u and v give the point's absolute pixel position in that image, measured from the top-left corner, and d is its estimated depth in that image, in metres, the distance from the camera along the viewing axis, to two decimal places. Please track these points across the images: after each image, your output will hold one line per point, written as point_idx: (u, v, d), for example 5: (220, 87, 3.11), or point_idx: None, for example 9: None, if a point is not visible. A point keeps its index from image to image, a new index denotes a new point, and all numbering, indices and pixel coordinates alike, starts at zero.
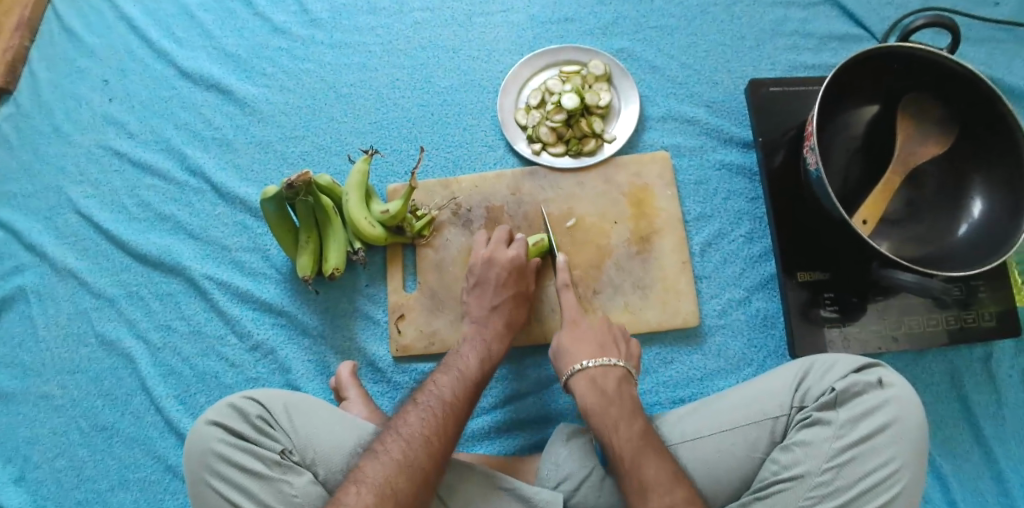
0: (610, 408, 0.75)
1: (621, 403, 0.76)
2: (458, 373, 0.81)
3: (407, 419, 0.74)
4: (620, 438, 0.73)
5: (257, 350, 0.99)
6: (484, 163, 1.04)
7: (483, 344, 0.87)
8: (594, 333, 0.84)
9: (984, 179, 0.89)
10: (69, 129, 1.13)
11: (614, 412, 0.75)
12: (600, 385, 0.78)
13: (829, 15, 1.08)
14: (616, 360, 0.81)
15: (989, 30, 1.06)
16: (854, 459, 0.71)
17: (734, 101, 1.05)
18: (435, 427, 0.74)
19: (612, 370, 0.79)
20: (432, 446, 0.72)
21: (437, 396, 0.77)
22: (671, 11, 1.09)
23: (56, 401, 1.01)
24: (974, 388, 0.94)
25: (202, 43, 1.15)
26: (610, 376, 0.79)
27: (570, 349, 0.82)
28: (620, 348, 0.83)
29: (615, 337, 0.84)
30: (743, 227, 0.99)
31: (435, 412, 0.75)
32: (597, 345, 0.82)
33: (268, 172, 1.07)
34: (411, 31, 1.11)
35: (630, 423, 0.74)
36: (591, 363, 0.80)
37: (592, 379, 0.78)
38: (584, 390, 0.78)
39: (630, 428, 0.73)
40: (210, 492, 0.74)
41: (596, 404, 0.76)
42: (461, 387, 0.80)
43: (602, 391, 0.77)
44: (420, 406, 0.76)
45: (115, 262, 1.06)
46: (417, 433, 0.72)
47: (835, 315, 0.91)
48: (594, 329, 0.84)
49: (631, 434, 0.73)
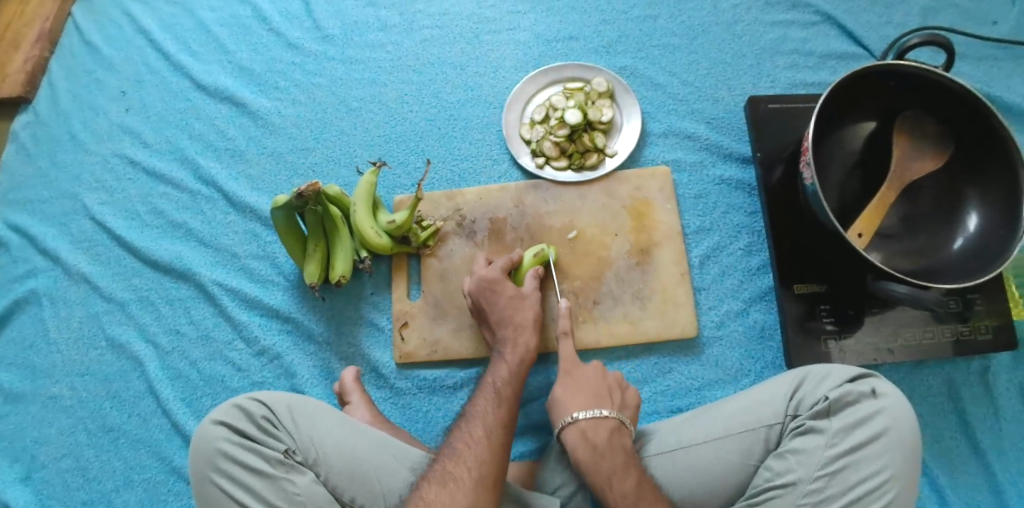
0: (603, 463, 0.75)
1: (612, 457, 0.75)
2: (491, 394, 0.81)
3: (451, 453, 0.74)
4: (615, 495, 0.72)
5: (263, 355, 1.02)
6: (489, 176, 1.06)
7: (509, 363, 0.86)
8: (585, 387, 0.83)
9: (979, 191, 0.90)
10: (86, 138, 1.17)
11: (606, 466, 0.75)
12: (591, 439, 0.77)
13: (828, 34, 1.10)
14: (607, 411, 0.80)
15: (986, 49, 1.08)
16: (846, 467, 0.72)
17: (734, 118, 1.07)
18: (481, 455, 0.73)
19: (604, 421, 0.79)
20: (480, 476, 0.71)
21: (476, 422, 0.77)
22: (673, 29, 1.12)
23: (65, 402, 1.04)
24: (972, 402, 0.94)
25: (217, 57, 1.19)
26: (602, 428, 0.78)
27: (564, 401, 0.82)
28: (614, 399, 0.83)
29: (609, 388, 0.84)
30: (741, 240, 1.01)
31: (477, 441, 0.75)
32: (591, 397, 0.82)
33: (278, 182, 1.10)
34: (420, 48, 1.15)
35: (623, 477, 0.73)
36: (582, 416, 0.79)
37: (583, 432, 0.78)
38: (575, 443, 0.78)
39: (627, 482, 0.73)
40: (214, 490, 0.76)
41: (589, 460, 0.76)
42: (500, 409, 0.79)
43: (594, 445, 0.77)
44: (463, 436, 0.76)
45: (127, 267, 1.09)
46: (462, 465, 0.72)
47: (832, 327, 0.92)
48: (589, 382, 0.84)
49: (625, 490, 0.72)
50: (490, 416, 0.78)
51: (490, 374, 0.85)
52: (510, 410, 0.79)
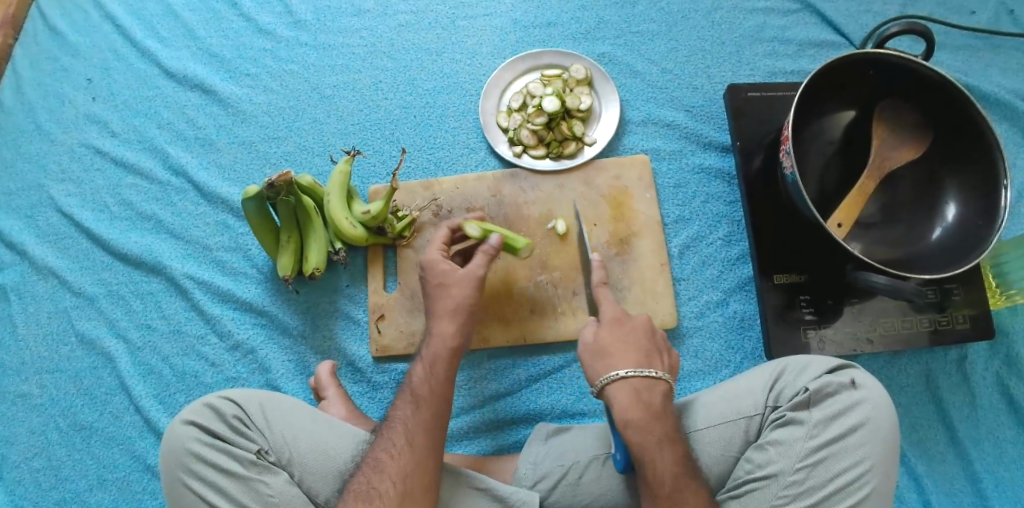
0: (655, 428, 0.71)
1: (665, 422, 0.72)
2: (408, 396, 0.78)
3: (374, 464, 0.73)
4: (662, 462, 0.70)
5: (237, 350, 0.99)
6: (466, 165, 1.04)
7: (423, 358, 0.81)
8: (634, 339, 0.78)
9: (958, 180, 0.90)
10: (52, 128, 1.13)
11: (657, 432, 0.71)
12: (644, 399, 0.73)
13: (808, 22, 1.09)
14: (659, 371, 0.75)
15: (964, 38, 1.08)
16: (827, 459, 0.71)
17: (713, 106, 1.06)
18: (404, 466, 0.72)
19: (657, 382, 0.75)
20: (406, 489, 0.71)
21: (397, 430, 0.75)
22: (652, 16, 1.10)
23: (35, 401, 1.01)
24: (949, 390, 0.95)
25: (186, 42, 1.15)
26: (655, 391, 0.74)
27: (611, 354, 0.76)
28: (663, 358, 0.78)
29: (658, 347, 0.79)
30: (721, 230, 1.00)
31: (400, 451, 0.73)
32: (643, 355, 0.76)
33: (250, 172, 1.08)
34: (395, 34, 1.12)
35: (671, 445, 0.71)
36: (633, 373, 0.74)
37: (636, 392, 0.73)
38: (624, 405, 0.73)
39: (672, 453, 0.71)
40: (186, 492, 0.74)
41: (642, 422, 0.72)
42: (417, 412, 0.76)
43: (647, 406, 0.73)
44: (384, 446, 0.74)
45: (96, 260, 1.06)
46: (386, 479, 0.71)
47: (812, 317, 0.92)
48: (637, 334, 0.78)
49: (671, 458, 0.71)
50: (409, 420, 0.75)
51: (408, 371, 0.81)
52: (434, 409, 0.76)
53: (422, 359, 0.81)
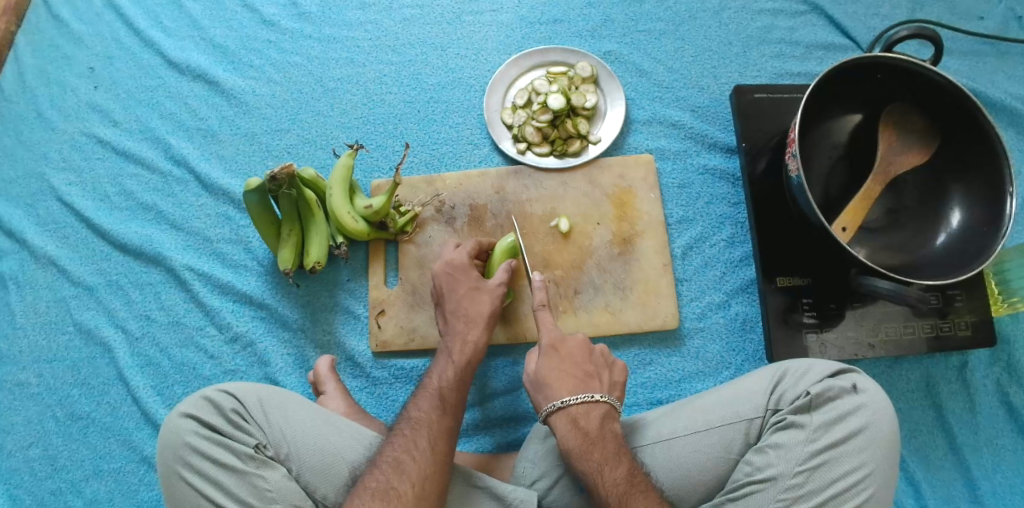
0: (594, 453, 0.73)
1: (604, 445, 0.73)
2: (435, 399, 0.79)
3: (393, 463, 0.72)
4: (606, 482, 0.71)
5: (236, 342, 0.99)
6: (469, 161, 1.04)
7: (454, 361, 0.83)
8: (573, 365, 0.80)
9: (964, 187, 0.90)
10: (53, 116, 1.12)
11: (597, 455, 0.72)
12: (582, 426, 0.75)
13: (816, 24, 1.09)
14: (598, 395, 0.77)
15: (972, 44, 1.07)
16: (826, 463, 0.71)
17: (719, 106, 1.05)
18: (424, 468, 0.72)
19: (596, 406, 0.76)
20: (423, 491, 0.71)
21: (419, 431, 0.75)
22: (659, 15, 1.09)
23: (32, 390, 1.01)
24: (949, 396, 0.95)
25: (190, 32, 1.15)
26: (593, 413, 0.76)
27: (549, 382, 0.78)
28: (602, 378, 0.80)
29: (598, 367, 0.81)
30: (724, 231, 0.99)
31: (422, 453, 0.73)
32: (580, 377, 0.79)
33: (252, 164, 1.07)
34: (400, 28, 1.11)
35: (615, 465, 0.72)
36: (571, 400, 0.76)
37: (573, 419, 0.75)
38: (564, 430, 0.75)
39: (619, 471, 0.71)
40: (183, 486, 0.73)
41: (580, 447, 0.73)
42: (444, 416, 0.77)
43: (584, 433, 0.74)
44: (404, 445, 0.74)
45: (96, 250, 1.06)
46: (406, 479, 0.71)
47: (814, 321, 0.91)
48: (576, 359, 0.80)
49: (616, 476, 0.71)
50: (435, 424, 0.76)
51: (434, 374, 0.82)
52: (455, 415, 0.78)
53: (448, 365, 0.83)
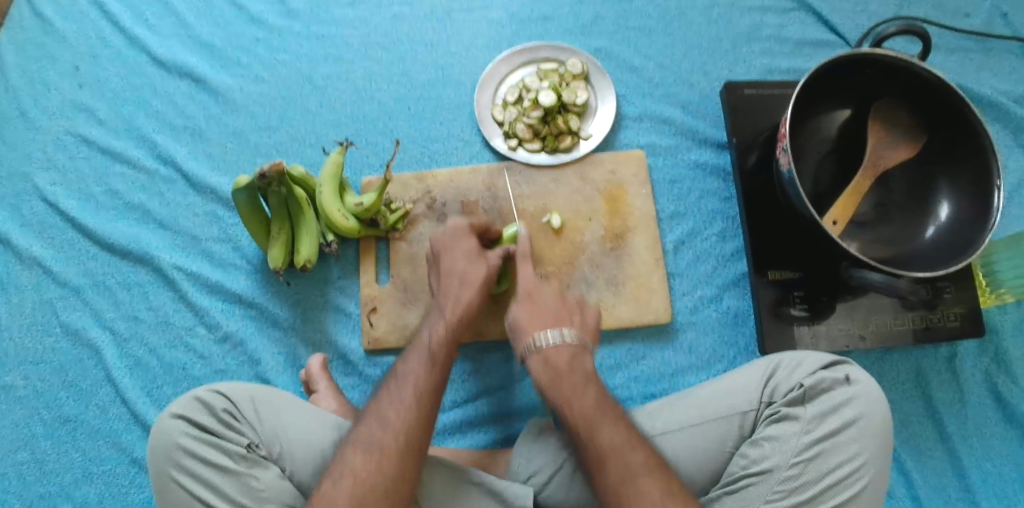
0: (563, 385, 0.73)
1: (571, 377, 0.74)
2: (424, 353, 0.76)
3: (379, 418, 0.71)
4: (575, 411, 0.71)
5: (225, 342, 0.98)
6: (461, 158, 1.03)
7: (445, 317, 0.80)
8: (545, 308, 0.80)
9: (952, 181, 0.90)
10: (37, 115, 1.11)
11: (565, 387, 0.73)
12: (552, 362, 0.75)
13: (804, 21, 1.09)
14: (570, 334, 0.77)
15: (957, 39, 1.08)
16: (821, 454, 0.71)
17: (710, 102, 1.06)
18: (409, 421, 0.70)
19: (568, 345, 0.76)
20: (409, 444, 0.69)
21: (406, 385, 0.73)
22: (648, 12, 1.10)
23: (17, 393, 0.99)
24: (939, 386, 0.95)
25: (176, 30, 1.14)
26: (564, 352, 0.76)
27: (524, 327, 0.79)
28: (574, 319, 0.80)
29: (570, 308, 0.81)
30: (716, 226, 1.00)
31: (407, 405, 0.71)
32: (552, 318, 0.79)
33: (241, 163, 1.06)
34: (390, 25, 1.11)
35: (583, 395, 0.72)
36: (543, 338, 0.76)
37: (545, 357, 0.76)
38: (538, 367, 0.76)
39: (587, 400, 0.72)
40: (175, 487, 0.72)
41: (549, 382, 0.74)
42: (432, 371, 0.75)
43: (555, 368, 0.75)
44: (390, 400, 0.72)
45: (82, 250, 1.04)
46: (391, 432, 0.69)
47: (805, 314, 0.92)
48: (547, 304, 0.81)
49: (584, 405, 0.72)
50: (421, 379, 0.74)
51: (424, 331, 0.80)
52: (444, 371, 0.76)
53: (438, 321, 0.80)
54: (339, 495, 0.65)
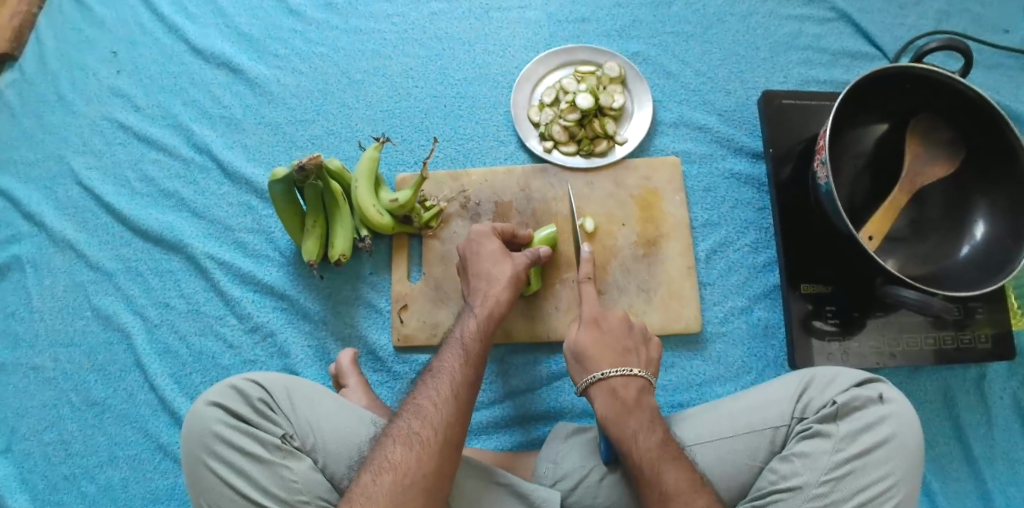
0: (630, 420, 0.73)
1: (639, 413, 0.74)
2: (458, 350, 0.77)
3: (416, 410, 0.71)
4: (641, 448, 0.71)
5: (255, 332, 0.99)
6: (495, 158, 1.04)
7: (478, 315, 0.81)
8: (612, 338, 0.80)
9: (990, 201, 0.90)
10: (74, 100, 1.12)
11: (632, 422, 0.73)
12: (620, 397, 0.75)
13: (843, 32, 1.09)
14: (636, 369, 0.77)
15: (997, 56, 1.07)
16: (852, 472, 0.71)
17: (747, 111, 1.05)
18: (447, 416, 0.71)
19: (632, 378, 0.77)
20: (446, 439, 0.69)
21: (442, 380, 0.74)
22: (687, 17, 1.10)
23: (47, 374, 1.00)
24: (966, 406, 0.95)
25: (214, 20, 1.14)
26: (631, 386, 0.76)
27: (591, 354, 0.79)
28: (639, 355, 0.80)
29: (636, 341, 0.81)
30: (748, 236, 0.99)
31: (444, 400, 0.72)
32: (618, 350, 0.79)
33: (276, 155, 1.07)
34: (427, 22, 1.11)
35: (649, 433, 0.72)
36: (612, 372, 0.76)
37: (612, 391, 0.76)
38: (603, 399, 0.76)
39: (653, 436, 0.72)
40: (208, 474, 0.73)
41: (616, 417, 0.74)
42: (468, 366, 0.75)
43: (622, 403, 0.75)
44: (428, 394, 0.73)
45: (115, 236, 1.05)
46: (428, 425, 0.70)
47: (835, 328, 0.92)
48: (615, 334, 0.80)
49: (650, 443, 0.72)
50: (457, 375, 0.74)
51: (457, 327, 0.81)
52: (478, 366, 0.76)
53: (472, 317, 0.81)
54: (380, 488, 0.65)
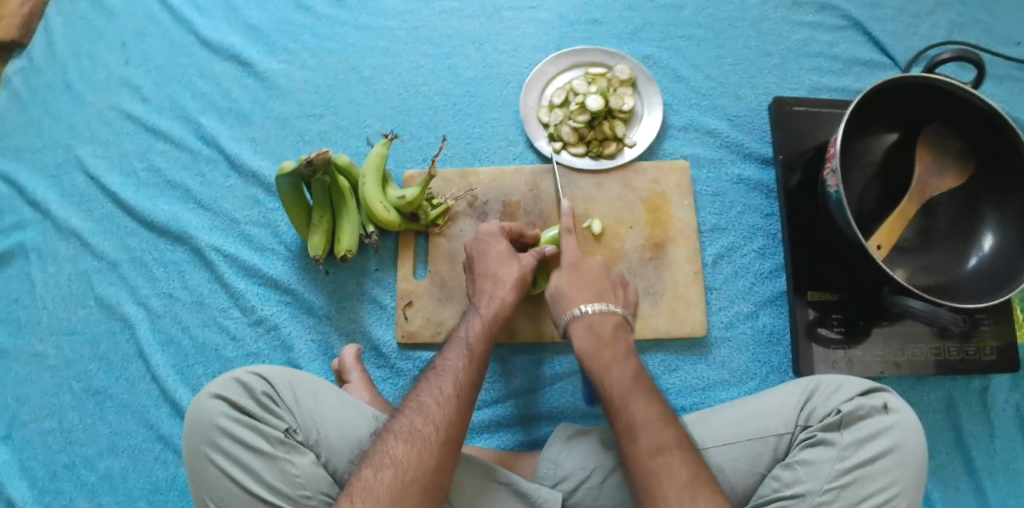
0: (605, 352, 0.76)
1: (615, 347, 0.77)
2: (463, 348, 0.76)
3: (419, 408, 0.71)
4: (613, 379, 0.74)
5: (259, 325, 0.98)
6: (503, 157, 1.03)
7: (483, 314, 0.80)
8: (592, 278, 0.84)
9: (998, 212, 0.90)
10: (83, 89, 1.12)
11: (606, 355, 0.76)
12: (596, 330, 0.78)
13: (855, 40, 1.08)
14: (613, 306, 0.81)
15: (1009, 68, 1.07)
16: (856, 481, 0.71)
17: (757, 117, 1.05)
18: (449, 415, 0.70)
19: (609, 313, 0.80)
20: (447, 437, 0.69)
21: (445, 378, 0.73)
22: (699, 22, 1.09)
23: (49, 362, 1.00)
24: (969, 418, 0.95)
25: (225, 12, 1.14)
26: (608, 322, 0.79)
27: (571, 293, 0.82)
28: (617, 295, 0.84)
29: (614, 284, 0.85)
30: (756, 242, 0.99)
31: (448, 399, 0.71)
32: (595, 290, 0.82)
33: (284, 148, 1.07)
34: (439, 19, 1.11)
35: (622, 364, 0.75)
36: (590, 309, 0.80)
37: (590, 325, 0.79)
38: (581, 336, 0.79)
39: (625, 366, 0.75)
40: (210, 467, 0.73)
41: (592, 350, 0.77)
42: (471, 365, 0.75)
43: (598, 337, 0.78)
44: (430, 391, 0.72)
45: (120, 225, 1.05)
46: (430, 422, 0.69)
47: (841, 336, 0.92)
48: (593, 276, 0.84)
49: (622, 374, 0.74)
50: (460, 373, 0.74)
51: (462, 325, 0.80)
52: (481, 366, 0.76)
53: (478, 316, 0.81)
54: (380, 484, 0.65)
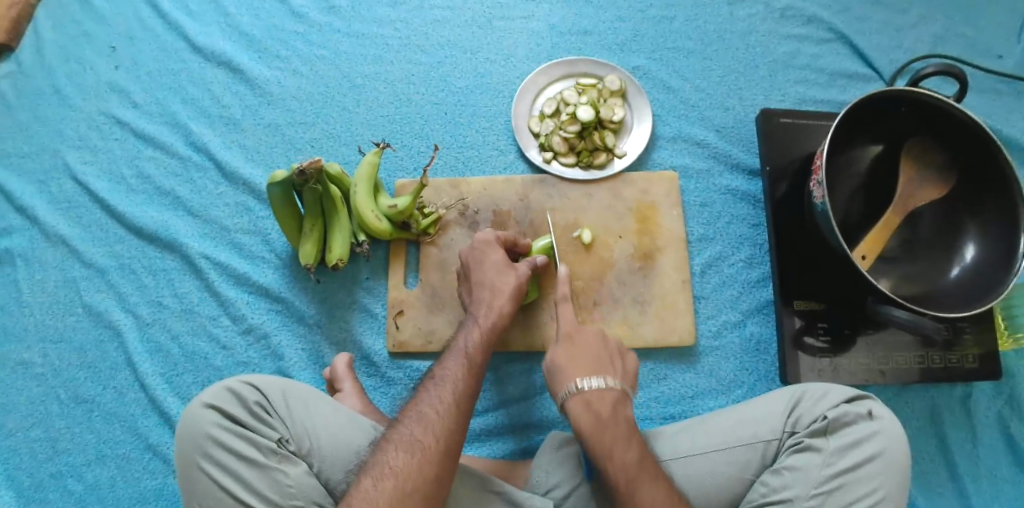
0: (607, 433, 0.73)
1: (615, 427, 0.73)
2: (460, 357, 0.77)
3: (418, 417, 0.71)
4: (616, 465, 0.71)
5: (249, 334, 0.98)
6: (494, 167, 1.04)
7: (478, 324, 0.81)
8: (588, 350, 0.80)
9: (980, 223, 0.91)
10: (71, 94, 1.11)
11: (607, 437, 0.72)
12: (596, 408, 0.75)
13: (840, 52, 1.10)
14: (611, 381, 0.77)
15: (991, 81, 1.09)
16: (841, 487, 0.72)
17: (744, 128, 1.07)
18: (447, 423, 0.71)
19: (608, 390, 0.76)
20: (445, 447, 0.69)
21: (442, 387, 0.74)
22: (688, 33, 1.11)
23: (36, 370, 0.99)
24: (952, 425, 0.96)
25: (216, 18, 1.14)
26: (607, 399, 0.75)
27: (567, 368, 0.78)
28: (617, 366, 0.80)
29: (612, 353, 0.81)
30: (743, 251, 1.01)
31: (445, 407, 0.72)
32: (592, 360, 0.79)
33: (275, 155, 1.07)
34: (430, 28, 1.12)
35: (626, 447, 0.72)
36: (588, 385, 0.76)
37: (589, 403, 0.75)
38: (581, 415, 0.75)
39: (631, 450, 0.72)
40: (202, 477, 0.72)
41: (593, 429, 0.73)
42: (467, 375, 0.75)
43: (597, 416, 0.74)
44: (428, 400, 0.73)
45: (109, 232, 1.05)
46: (429, 431, 0.70)
47: (827, 345, 0.93)
48: (590, 348, 0.80)
49: (626, 459, 0.71)
50: (458, 382, 0.74)
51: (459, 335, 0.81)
52: (477, 375, 0.77)
53: (474, 326, 0.81)
54: (379, 493, 0.65)
